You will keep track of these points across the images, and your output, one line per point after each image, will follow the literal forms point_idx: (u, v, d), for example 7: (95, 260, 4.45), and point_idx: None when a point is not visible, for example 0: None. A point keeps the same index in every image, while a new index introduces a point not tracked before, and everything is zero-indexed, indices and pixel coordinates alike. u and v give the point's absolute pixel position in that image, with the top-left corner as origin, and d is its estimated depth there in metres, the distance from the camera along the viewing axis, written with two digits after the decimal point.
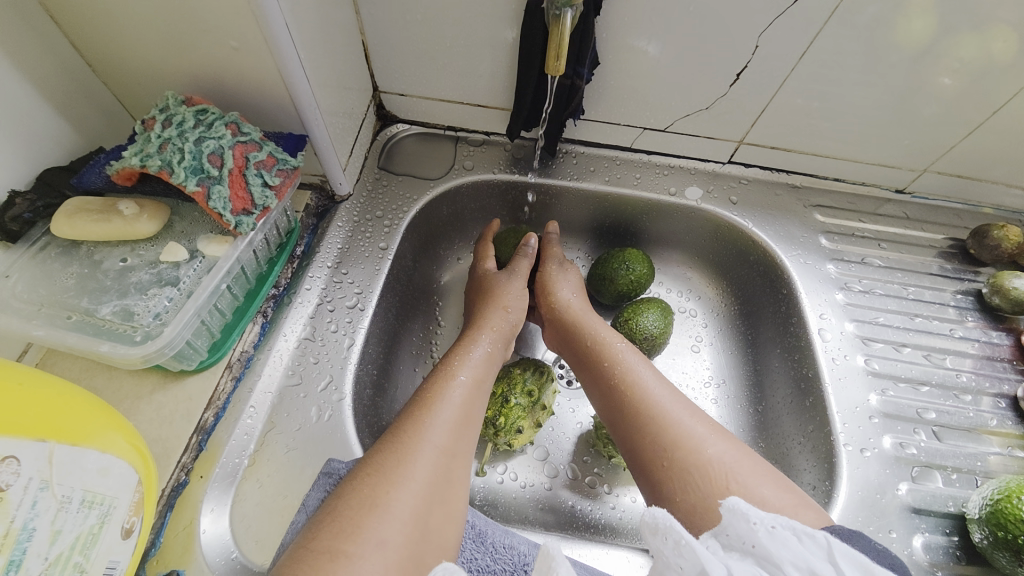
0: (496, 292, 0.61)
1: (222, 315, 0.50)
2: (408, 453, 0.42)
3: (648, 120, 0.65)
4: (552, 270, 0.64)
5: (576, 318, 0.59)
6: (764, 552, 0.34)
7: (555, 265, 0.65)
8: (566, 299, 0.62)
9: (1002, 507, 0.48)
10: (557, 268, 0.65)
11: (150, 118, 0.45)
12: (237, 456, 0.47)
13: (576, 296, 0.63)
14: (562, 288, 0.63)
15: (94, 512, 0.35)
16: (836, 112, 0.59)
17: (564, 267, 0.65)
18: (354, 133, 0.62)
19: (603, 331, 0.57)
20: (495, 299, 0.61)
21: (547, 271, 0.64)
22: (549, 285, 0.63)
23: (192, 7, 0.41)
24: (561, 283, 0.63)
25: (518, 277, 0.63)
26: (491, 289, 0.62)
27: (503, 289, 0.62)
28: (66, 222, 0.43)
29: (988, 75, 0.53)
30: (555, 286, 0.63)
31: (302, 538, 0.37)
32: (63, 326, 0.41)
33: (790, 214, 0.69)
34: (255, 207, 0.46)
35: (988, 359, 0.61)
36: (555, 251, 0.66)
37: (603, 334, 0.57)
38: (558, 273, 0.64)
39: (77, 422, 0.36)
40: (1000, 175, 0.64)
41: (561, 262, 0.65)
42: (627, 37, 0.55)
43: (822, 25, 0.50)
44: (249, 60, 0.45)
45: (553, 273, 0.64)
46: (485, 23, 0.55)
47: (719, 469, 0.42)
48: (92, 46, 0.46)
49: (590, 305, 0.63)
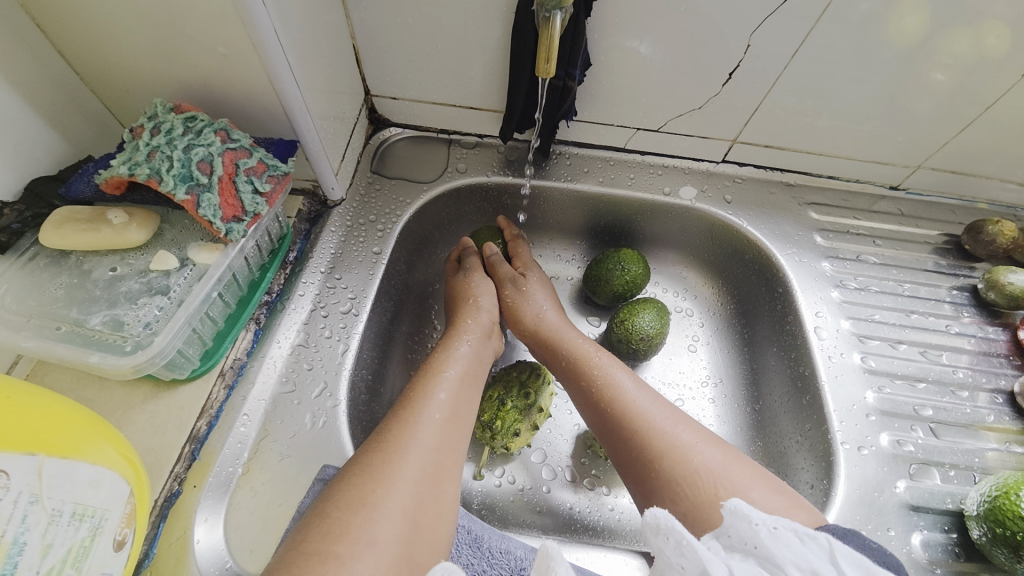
0: (477, 300, 0.61)
1: (214, 323, 0.49)
2: (396, 453, 0.42)
3: (641, 120, 0.65)
4: (510, 292, 0.63)
5: (551, 333, 0.59)
6: (766, 553, 0.34)
7: (510, 288, 0.63)
8: (537, 313, 0.61)
9: (1000, 503, 0.48)
10: (514, 289, 0.63)
11: (138, 127, 0.44)
12: (231, 465, 0.47)
13: (549, 308, 0.62)
14: (533, 303, 0.62)
15: (86, 525, 0.34)
16: (829, 109, 0.59)
17: (520, 284, 0.64)
18: (346, 138, 0.62)
19: (580, 343, 0.57)
20: (474, 301, 0.61)
21: (506, 295, 0.63)
22: (517, 306, 0.63)
23: (180, 13, 0.41)
24: (528, 303, 0.62)
25: (489, 293, 0.62)
26: (471, 298, 0.61)
27: (480, 301, 0.61)
28: (55, 232, 0.43)
29: (981, 70, 0.53)
30: (518, 307, 0.62)
31: (293, 538, 0.37)
32: (52, 337, 0.40)
33: (784, 212, 0.68)
34: (246, 215, 0.46)
35: (985, 354, 0.61)
36: (504, 270, 0.64)
37: (580, 346, 0.57)
38: (518, 293, 0.63)
39: (65, 435, 0.35)
40: (993, 170, 0.64)
41: (515, 282, 0.64)
42: (619, 38, 0.55)
43: (815, 22, 0.50)
44: (239, 66, 0.45)
45: (513, 295, 0.63)
46: (476, 25, 0.55)
47: (707, 476, 0.42)
48: (80, 55, 0.46)
49: (564, 316, 0.62)
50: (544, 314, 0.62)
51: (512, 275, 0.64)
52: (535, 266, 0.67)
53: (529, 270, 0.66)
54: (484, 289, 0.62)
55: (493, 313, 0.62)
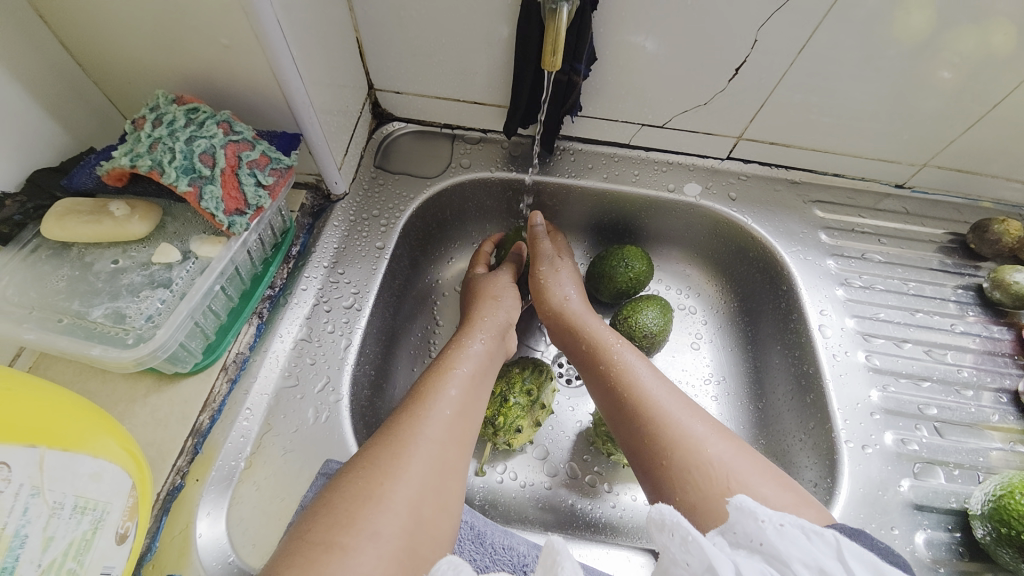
0: (496, 297, 0.61)
1: (217, 316, 0.49)
2: (404, 448, 0.41)
3: (646, 116, 0.64)
4: (544, 271, 0.62)
5: (574, 318, 0.59)
6: (772, 550, 0.33)
7: (546, 266, 0.62)
8: (564, 299, 0.61)
9: (1005, 503, 0.47)
10: (549, 268, 0.62)
11: (140, 118, 0.44)
12: (233, 459, 0.46)
13: (575, 295, 0.62)
14: (560, 288, 0.62)
15: (87, 518, 0.34)
16: (835, 107, 0.59)
17: (556, 265, 0.63)
18: (349, 132, 0.61)
19: (601, 330, 0.57)
20: (494, 301, 0.61)
21: (540, 272, 0.62)
22: (546, 286, 0.62)
23: (183, 4, 0.40)
24: (558, 284, 0.62)
25: (509, 293, 0.62)
26: (490, 297, 0.61)
27: (499, 300, 0.61)
28: (57, 224, 0.43)
29: (988, 68, 0.52)
30: (546, 288, 0.62)
31: (296, 530, 0.36)
32: (54, 330, 0.40)
33: (789, 209, 0.68)
34: (248, 207, 0.46)
35: (990, 354, 0.61)
36: (546, 246, 0.63)
37: (601, 333, 0.56)
38: (552, 273, 0.62)
39: (67, 426, 0.35)
40: (999, 169, 0.64)
41: (551, 260, 0.63)
42: (624, 33, 0.54)
43: (822, 18, 0.50)
44: (242, 58, 0.45)
45: (547, 273, 0.62)
46: (481, 19, 0.54)
47: (719, 468, 0.42)
48: (83, 45, 0.45)
49: (589, 303, 0.62)
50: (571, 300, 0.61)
51: (552, 254, 0.63)
52: (569, 253, 0.66)
53: (564, 253, 0.65)
54: (503, 289, 0.62)
55: (511, 315, 0.61)
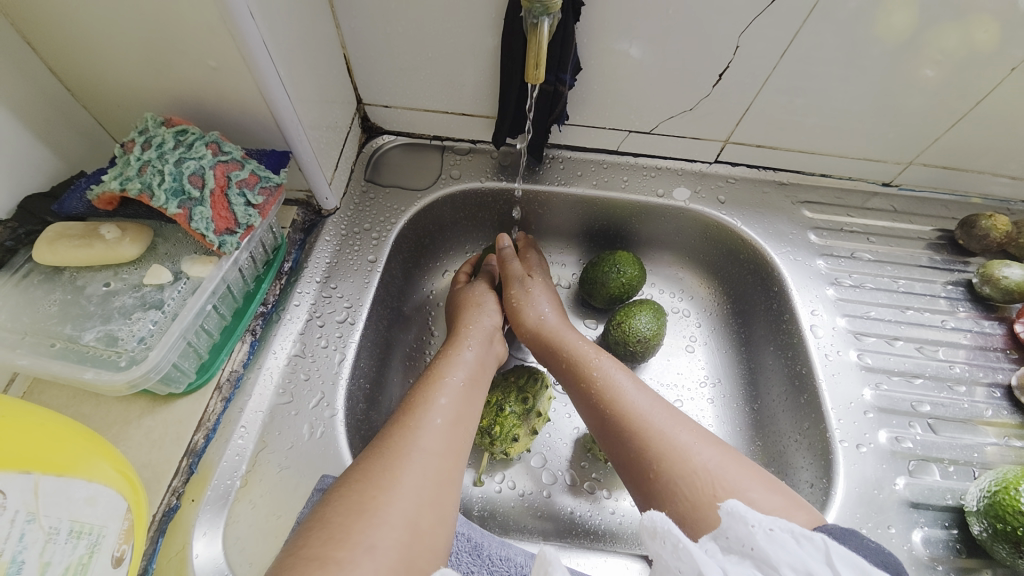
0: (479, 306, 0.62)
1: (209, 335, 0.49)
2: (397, 459, 0.42)
3: (633, 123, 0.65)
4: (516, 292, 0.63)
5: (552, 335, 0.59)
6: (762, 554, 0.34)
7: (517, 287, 0.64)
8: (539, 317, 0.61)
9: (1000, 498, 0.48)
10: (520, 289, 0.64)
11: (130, 141, 0.44)
12: (229, 478, 0.47)
13: (551, 312, 0.62)
14: (535, 305, 0.62)
15: (83, 542, 0.34)
16: (820, 108, 0.60)
17: (527, 286, 0.64)
18: (339, 147, 0.62)
19: (580, 345, 0.57)
20: (478, 309, 0.62)
21: (510, 295, 0.64)
22: (520, 307, 0.63)
23: (169, 28, 0.41)
24: (532, 303, 0.63)
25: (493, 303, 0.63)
26: (475, 304, 0.62)
27: (482, 305, 0.62)
28: (48, 249, 0.43)
29: (970, 65, 0.53)
30: (523, 307, 0.63)
31: (293, 544, 0.37)
32: (47, 354, 0.40)
33: (778, 211, 0.69)
34: (238, 227, 0.46)
35: (981, 349, 0.61)
36: (513, 269, 0.65)
37: (581, 347, 0.57)
38: (523, 293, 0.63)
39: (61, 452, 0.35)
40: (985, 164, 0.64)
41: (522, 282, 0.64)
42: (609, 41, 0.55)
43: (803, 21, 0.51)
44: (229, 79, 0.45)
45: (518, 295, 0.63)
46: (466, 32, 0.55)
47: (705, 477, 0.42)
48: (71, 70, 0.46)
49: (566, 318, 0.62)
50: (546, 318, 0.61)
51: (522, 275, 0.64)
52: (541, 267, 0.67)
53: (537, 272, 0.66)
54: (486, 296, 0.63)
55: (495, 326, 0.61)
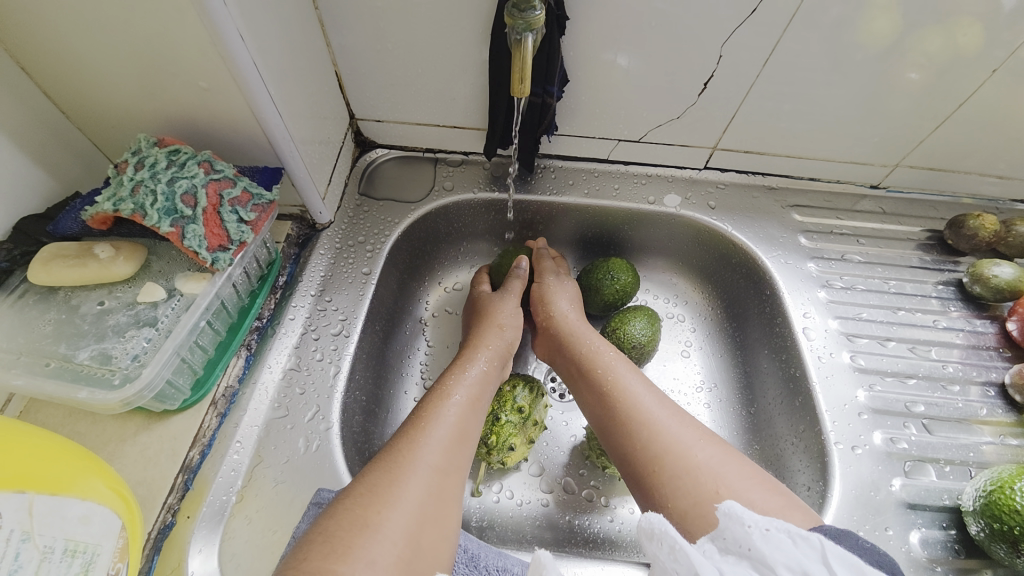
0: (501, 329, 0.61)
1: (204, 351, 0.50)
2: (401, 474, 0.42)
3: (622, 132, 0.65)
4: (551, 280, 0.64)
5: (570, 330, 0.60)
6: (759, 555, 0.33)
7: (551, 278, 0.64)
8: (564, 309, 0.62)
9: (996, 498, 0.48)
10: (555, 280, 0.64)
11: (123, 162, 0.45)
12: (224, 494, 0.47)
13: (577, 306, 0.64)
14: (561, 301, 0.63)
15: (77, 561, 0.34)
16: (805, 113, 0.60)
17: (560, 279, 0.65)
18: (332, 162, 0.62)
19: (597, 342, 0.58)
20: (500, 330, 0.60)
21: (545, 283, 0.64)
22: (551, 294, 0.64)
23: (161, 51, 0.42)
24: (560, 296, 0.63)
25: (513, 323, 0.62)
26: (495, 323, 0.61)
27: (504, 329, 0.61)
28: (43, 269, 0.44)
29: (954, 68, 0.54)
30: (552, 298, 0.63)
31: (292, 559, 0.36)
32: (41, 374, 0.41)
33: (768, 215, 0.69)
34: (231, 243, 0.46)
35: (974, 348, 0.62)
36: (548, 264, 0.65)
37: (597, 345, 0.57)
38: (557, 283, 0.64)
39: (53, 471, 0.36)
40: (972, 165, 0.65)
41: (557, 274, 0.65)
42: (598, 52, 0.56)
43: (784, 30, 0.52)
44: (221, 98, 0.46)
45: (552, 284, 0.64)
46: (455, 47, 0.56)
47: (707, 474, 0.42)
48: (65, 93, 0.46)
49: (586, 318, 0.63)
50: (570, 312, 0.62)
51: (556, 269, 0.65)
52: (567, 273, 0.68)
53: (564, 269, 0.67)
54: (510, 318, 0.62)
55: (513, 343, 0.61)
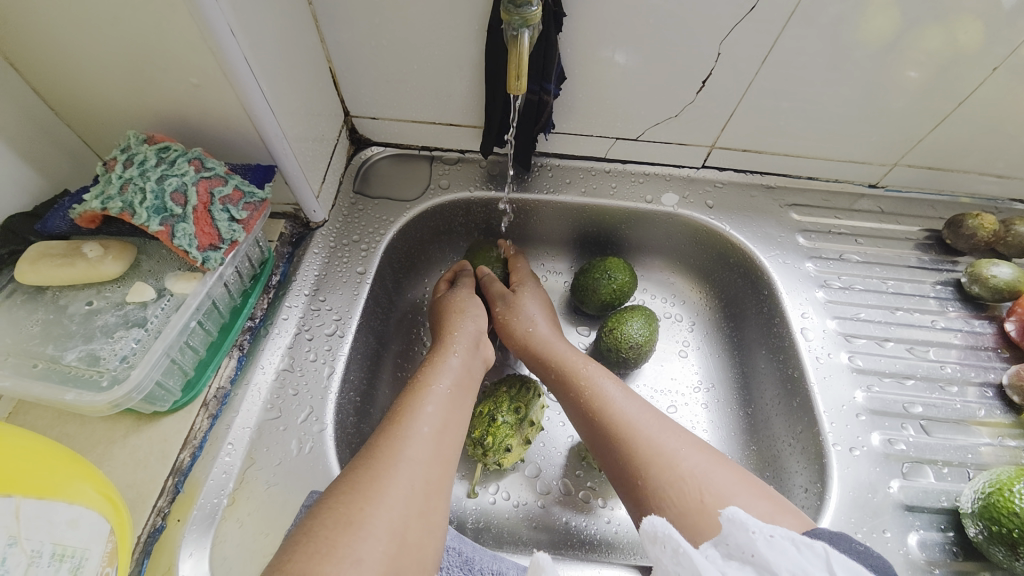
0: (462, 313, 0.60)
1: (195, 352, 0.49)
2: (385, 470, 0.41)
3: (620, 130, 0.65)
4: (500, 309, 0.63)
5: (540, 348, 0.59)
6: (763, 561, 0.33)
7: (502, 306, 0.63)
8: (527, 329, 0.61)
9: (994, 500, 0.47)
10: (505, 306, 0.63)
11: (112, 159, 0.44)
12: (215, 496, 0.46)
13: (541, 322, 0.62)
14: (523, 317, 0.62)
15: (65, 566, 0.34)
16: (804, 111, 0.60)
17: (512, 300, 0.63)
18: (326, 159, 0.62)
19: (572, 355, 0.57)
20: (461, 316, 0.60)
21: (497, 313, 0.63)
22: (507, 320, 0.62)
23: (151, 47, 0.41)
24: (518, 317, 0.62)
25: (476, 308, 0.62)
26: (455, 311, 0.61)
27: (465, 312, 0.61)
28: (30, 269, 0.43)
29: (953, 67, 0.53)
30: (509, 321, 0.62)
31: (279, 557, 0.36)
32: (29, 375, 0.40)
33: (766, 214, 0.69)
34: (222, 242, 0.46)
35: (973, 348, 0.61)
36: (496, 289, 0.64)
37: (572, 357, 0.57)
38: (507, 308, 0.63)
39: (40, 474, 0.35)
40: (971, 164, 0.65)
41: (505, 298, 0.63)
42: (595, 50, 0.55)
43: (783, 27, 0.51)
44: (213, 95, 0.45)
45: (503, 311, 0.63)
46: (452, 44, 0.55)
47: (693, 483, 0.41)
48: (53, 89, 0.45)
49: (557, 329, 0.62)
50: (535, 327, 0.61)
51: (503, 292, 0.64)
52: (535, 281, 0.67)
53: (524, 282, 0.66)
54: (469, 301, 0.62)
55: (480, 325, 0.61)
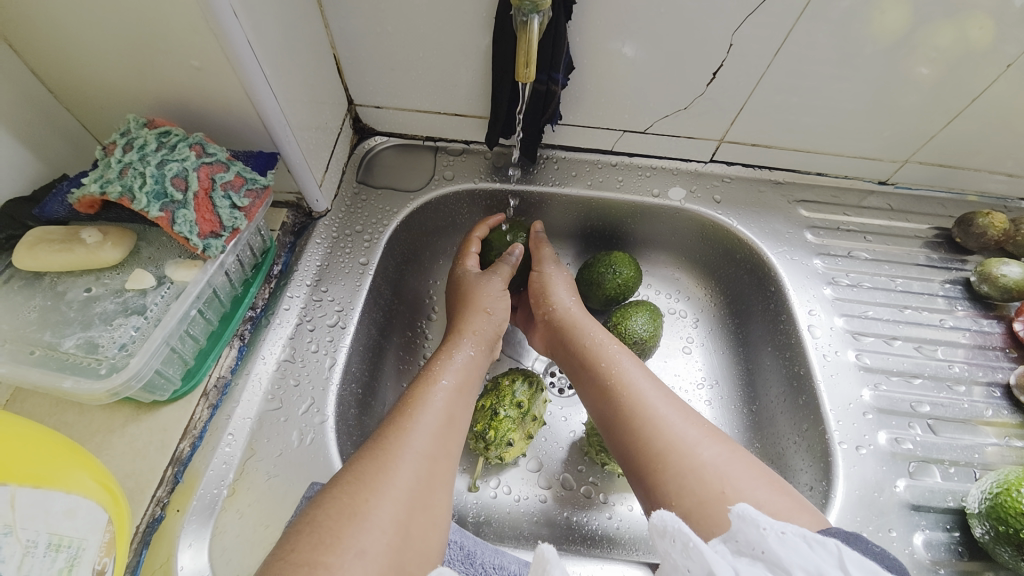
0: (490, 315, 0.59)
1: (195, 341, 0.49)
2: (390, 461, 0.41)
3: (627, 122, 0.64)
4: (549, 269, 0.63)
5: (575, 321, 0.58)
6: (774, 558, 0.32)
7: (551, 266, 0.64)
8: (568, 299, 0.61)
9: (1001, 501, 0.47)
10: (554, 269, 0.64)
11: (111, 143, 0.43)
12: (215, 487, 0.46)
13: (577, 299, 0.62)
14: (565, 288, 0.62)
15: (62, 556, 0.33)
16: (814, 106, 0.59)
17: (559, 268, 0.64)
18: (329, 148, 0.61)
19: (600, 335, 0.57)
20: (485, 316, 0.58)
21: (545, 271, 0.63)
22: (550, 283, 0.62)
23: (151, 28, 0.40)
24: (561, 284, 0.62)
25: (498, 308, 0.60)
26: (481, 309, 0.59)
27: (491, 313, 0.59)
28: (28, 253, 0.42)
29: (965, 63, 0.53)
30: (553, 286, 0.62)
31: (280, 548, 0.35)
32: (25, 362, 0.39)
33: (774, 210, 0.68)
34: (224, 229, 0.45)
35: (981, 348, 0.61)
36: (548, 251, 0.65)
37: (597, 338, 0.56)
38: (557, 272, 0.63)
39: (38, 463, 0.34)
40: (982, 162, 0.64)
41: (555, 263, 0.64)
42: (603, 41, 0.54)
43: (795, 21, 0.50)
44: (215, 79, 0.44)
45: (552, 273, 0.63)
46: (457, 32, 0.54)
47: (712, 472, 0.41)
48: (52, 72, 0.45)
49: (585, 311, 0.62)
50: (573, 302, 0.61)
51: (556, 258, 0.65)
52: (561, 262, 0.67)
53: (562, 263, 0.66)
54: (496, 302, 0.60)
55: (501, 327, 0.60)
